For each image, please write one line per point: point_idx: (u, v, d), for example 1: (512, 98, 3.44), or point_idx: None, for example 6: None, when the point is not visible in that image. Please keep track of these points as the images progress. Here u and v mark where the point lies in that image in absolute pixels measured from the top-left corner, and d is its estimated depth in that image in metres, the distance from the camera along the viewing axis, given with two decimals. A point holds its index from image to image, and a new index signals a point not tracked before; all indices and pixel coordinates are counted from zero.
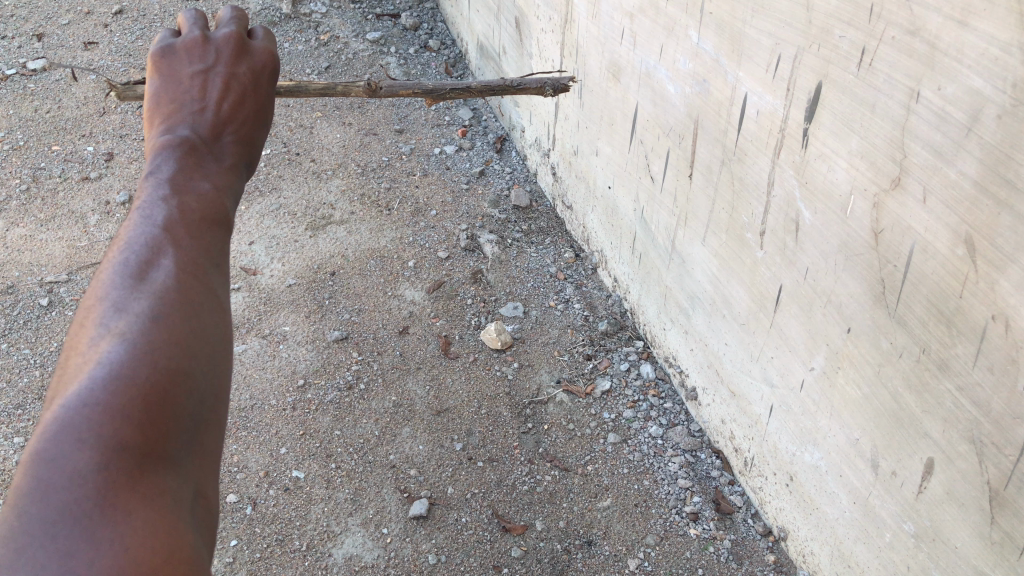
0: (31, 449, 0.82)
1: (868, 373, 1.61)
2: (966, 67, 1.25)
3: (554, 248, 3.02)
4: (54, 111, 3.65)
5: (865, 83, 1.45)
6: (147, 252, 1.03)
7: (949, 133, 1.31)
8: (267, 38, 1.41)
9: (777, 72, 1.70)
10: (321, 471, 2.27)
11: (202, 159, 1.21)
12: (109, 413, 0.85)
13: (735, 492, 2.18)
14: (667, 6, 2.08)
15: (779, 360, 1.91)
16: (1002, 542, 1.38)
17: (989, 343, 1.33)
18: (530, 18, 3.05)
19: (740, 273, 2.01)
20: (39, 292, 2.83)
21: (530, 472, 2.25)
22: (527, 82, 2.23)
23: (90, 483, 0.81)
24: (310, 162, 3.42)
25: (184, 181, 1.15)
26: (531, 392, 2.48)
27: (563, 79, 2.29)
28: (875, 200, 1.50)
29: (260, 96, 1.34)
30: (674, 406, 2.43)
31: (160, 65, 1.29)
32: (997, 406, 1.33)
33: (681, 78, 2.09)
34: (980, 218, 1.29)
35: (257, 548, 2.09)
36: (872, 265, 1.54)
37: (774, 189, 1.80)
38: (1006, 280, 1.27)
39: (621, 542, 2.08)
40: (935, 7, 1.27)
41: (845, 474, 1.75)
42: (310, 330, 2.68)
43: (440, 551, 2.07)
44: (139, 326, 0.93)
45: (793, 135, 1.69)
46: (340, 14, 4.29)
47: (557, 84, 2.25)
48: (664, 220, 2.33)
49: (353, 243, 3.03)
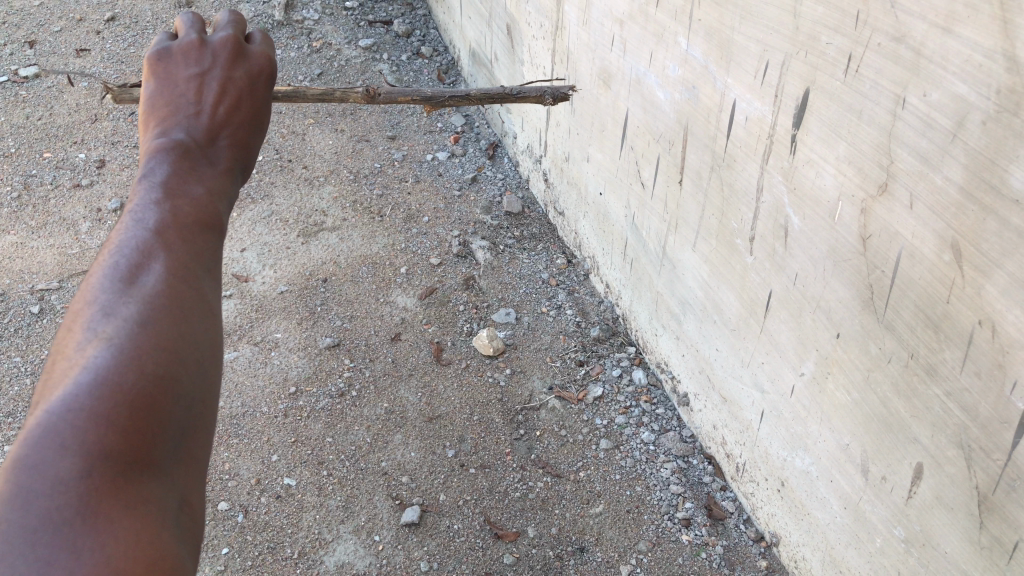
0: (14, 455, 0.82)
1: (858, 378, 1.62)
2: (951, 73, 1.26)
3: (546, 254, 3.02)
4: (46, 118, 3.64)
5: (853, 90, 1.46)
6: (137, 256, 1.02)
7: (935, 139, 1.31)
8: (265, 44, 1.40)
9: (764, 79, 1.71)
10: (313, 478, 2.26)
11: (196, 164, 1.20)
12: (93, 420, 0.85)
13: (727, 498, 2.19)
14: (657, 13, 2.09)
15: (769, 366, 1.91)
16: (991, 546, 1.38)
17: (976, 348, 1.33)
18: (522, 25, 3.06)
19: (730, 279, 2.01)
20: (30, 300, 2.82)
21: (522, 479, 2.25)
22: (526, 90, 2.22)
23: (72, 491, 0.80)
24: (302, 169, 3.42)
25: (177, 185, 1.14)
26: (523, 399, 2.48)
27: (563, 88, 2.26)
28: (863, 205, 1.50)
29: (257, 99, 1.33)
30: (667, 412, 2.43)
31: (156, 68, 1.29)
32: (985, 411, 1.34)
33: (670, 84, 2.09)
34: (966, 224, 1.30)
35: (248, 557, 2.07)
36: (860, 270, 1.55)
37: (763, 195, 1.80)
38: (992, 285, 1.28)
39: (612, 548, 2.08)
40: (918, 14, 1.28)
41: (835, 479, 1.75)
42: (301, 337, 2.68)
43: (432, 557, 2.07)
44: (127, 331, 0.93)
45: (781, 141, 1.69)
46: (332, 21, 4.30)
47: (557, 92, 2.22)
48: (655, 226, 2.34)
49: (346, 249, 3.03)
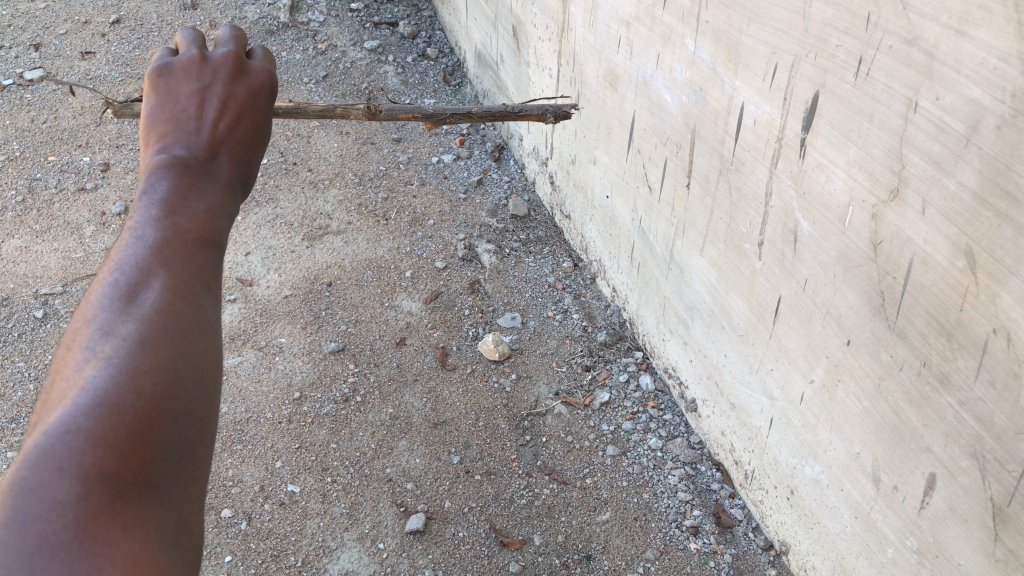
0: (12, 478, 0.81)
1: (868, 386, 1.59)
2: (964, 76, 1.23)
3: (552, 257, 3.00)
4: (51, 121, 3.64)
5: (863, 93, 1.43)
6: (137, 273, 1.00)
7: (948, 143, 1.29)
8: (267, 58, 1.38)
9: (773, 82, 1.68)
10: (317, 485, 2.24)
11: (198, 178, 1.17)
12: (91, 441, 0.83)
13: (735, 506, 2.16)
14: (663, 15, 2.07)
15: (778, 373, 1.88)
16: (1006, 559, 1.35)
17: (991, 357, 1.30)
18: (528, 27, 3.03)
19: (739, 284, 1.98)
20: (34, 304, 2.82)
21: (528, 485, 2.23)
22: (528, 108, 2.19)
23: (69, 514, 0.79)
24: (307, 172, 3.41)
25: (178, 200, 1.12)
26: (530, 404, 2.45)
27: (565, 107, 2.23)
28: (874, 210, 1.47)
29: (257, 114, 1.31)
30: (674, 417, 2.41)
31: (157, 83, 1.27)
32: (1000, 421, 1.31)
33: (678, 87, 2.07)
34: (980, 229, 1.27)
35: (252, 564, 2.06)
36: (871, 276, 1.52)
37: (772, 200, 1.78)
38: (1007, 293, 1.25)
39: (620, 556, 2.05)
40: (931, 16, 1.25)
41: (845, 488, 1.72)
42: (306, 342, 2.66)
43: (437, 566, 2.05)
44: (126, 351, 0.92)
45: (791, 144, 1.67)
46: (338, 22, 4.29)
47: (559, 110, 2.19)
48: (662, 230, 2.31)
49: (351, 253, 3.02)
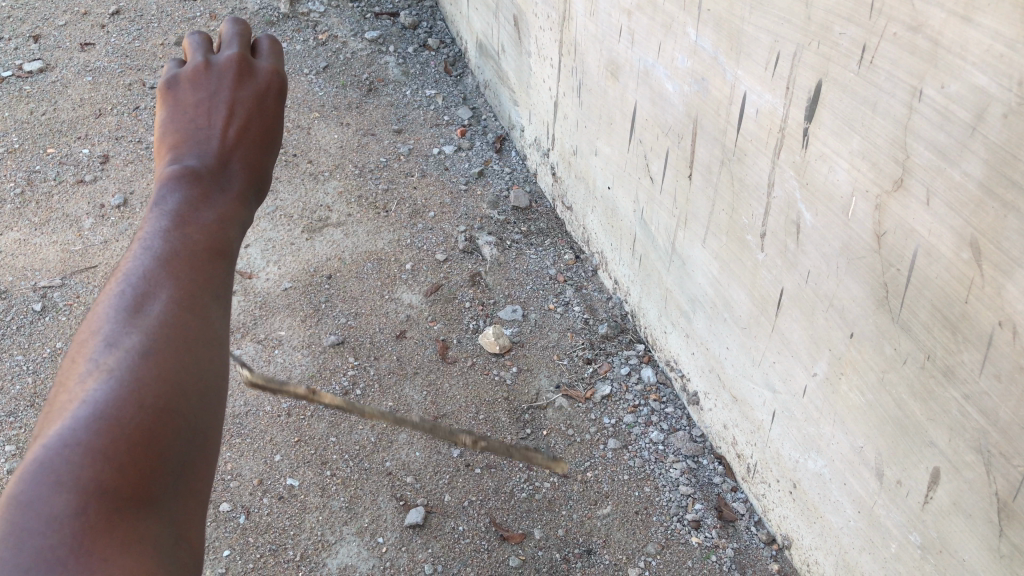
0: (10, 492, 0.78)
1: (872, 379, 1.56)
2: (970, 64, 1.20)
3: (554, 249, 2.98)
4: (50, 113, 3.63)
5: (866, 81, 1.40)
6: (143, 287, 0.96)
7: (953, 132, 1.26)
8: (273, 57, 1.31)
9: (776, 71, 1.65)
10: (316, 478, 2.23)
11: (210, 187, 1.12)
12: (90, 455, 0.80)
13: (738, 499, 2.14)
14: (664, 4, 2.04)
15: (780, 366, 1.86)
16: (1011, 555, 1.33)
17: (997, 350, 1.28)
18: (529, 17, 3.00)
19: (741, 276, 1.96)
20: (33, 297, 2.82)
21: (529, 479, 2.22)
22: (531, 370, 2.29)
23: (66, 530, 0.76)
24: (307, 163, 3.39)
25: (188, 211, 1.07)
26: (530, 398, 2.44)
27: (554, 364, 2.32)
28: (877, 201, 1.45)
29: (269, 117, 1.24)
30: (676, 410, 2.39)
31: (166, 95, 1.22)
32: (1006, 415, 1.28)
33: (679, 77, 2.04)
34: (986, 221, 1.25)
35: (251, 559, 2.06)
36: (874, 268, 1.49)
37: (774, 190, 1.75)
38: (1014, 285, 1.22)
39: (621, 550, 2.04)
40: (937, 2, 1.22)
41: (848, 482, 1.70)
42: (306, 335, 2.65)
43: (437, 560, 2.04)
44: (127, 363, 0.88)
45: (794, 134, 1.64)
46: (338, 12, 4.25)
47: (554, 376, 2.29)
48: (665, 221, 2.28)
49: (351, 246, 3.00)
